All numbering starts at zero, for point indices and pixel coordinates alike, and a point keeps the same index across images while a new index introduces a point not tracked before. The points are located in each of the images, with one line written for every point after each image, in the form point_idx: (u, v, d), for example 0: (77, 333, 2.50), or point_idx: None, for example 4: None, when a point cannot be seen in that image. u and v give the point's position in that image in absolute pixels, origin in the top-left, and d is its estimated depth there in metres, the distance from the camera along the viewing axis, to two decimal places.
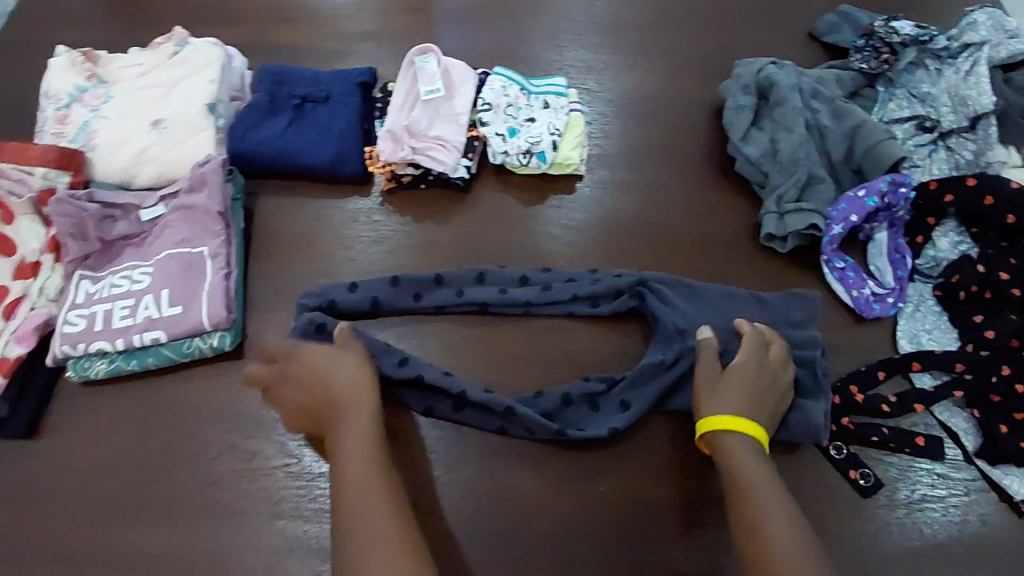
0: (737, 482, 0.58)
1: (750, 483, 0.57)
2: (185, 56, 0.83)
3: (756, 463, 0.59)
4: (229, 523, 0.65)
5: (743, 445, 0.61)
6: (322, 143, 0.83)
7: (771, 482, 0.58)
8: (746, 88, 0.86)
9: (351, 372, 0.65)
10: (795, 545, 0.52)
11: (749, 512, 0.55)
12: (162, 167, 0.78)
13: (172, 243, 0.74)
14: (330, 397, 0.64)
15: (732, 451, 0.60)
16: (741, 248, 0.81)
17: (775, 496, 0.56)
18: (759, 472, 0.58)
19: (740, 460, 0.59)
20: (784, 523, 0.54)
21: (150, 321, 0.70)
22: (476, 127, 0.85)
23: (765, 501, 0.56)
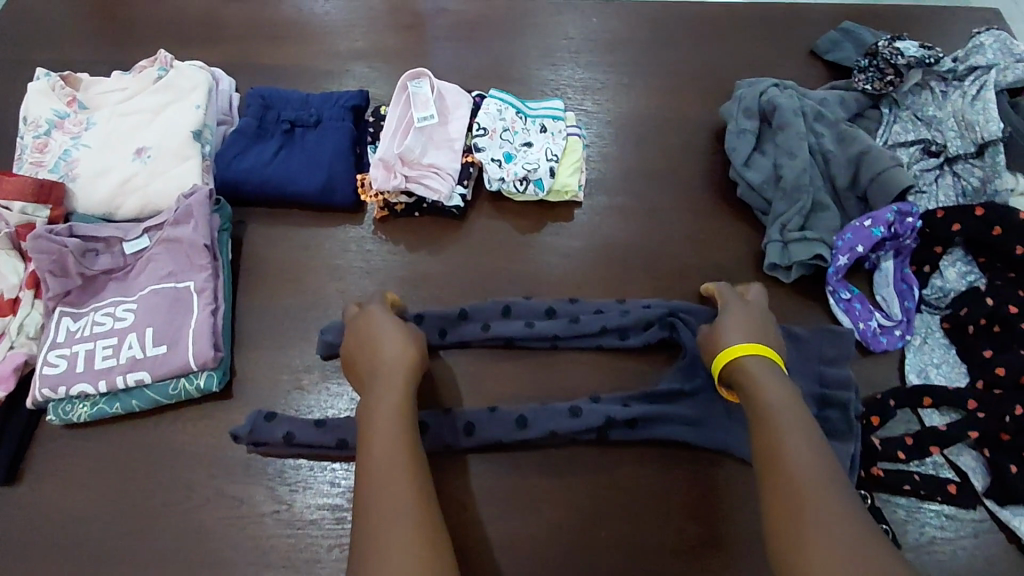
0: (762, 410, 0.57)
1: (773, 408, 0.57)
2: (169, 80, 0.80)
3: (776, 385, 0.59)
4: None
5: (770, 374, 0.60)
6: (313, 170, 0.80)
7: (800, 415, 0.56)
8: (748, 111, 0.83)
9: (403, 345, 0.65)
10: (820, 474, 0.51)
11: (771, 447, 0.54)
12: (146, 198, 0.75)
13: (157, 278, 0.72)
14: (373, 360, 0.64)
15: (747, 373, 0.61)
16: (744, 278, 0.79)
17: (801, 423, 0.56)
18: (786, 402, 0.57)
19: (762, 385, 0.59)
20: (804, 450, 0.53)
21: (134, 361, 0.68)
22: (471, 152, 0.82)
23: (793, 435, 0.54)
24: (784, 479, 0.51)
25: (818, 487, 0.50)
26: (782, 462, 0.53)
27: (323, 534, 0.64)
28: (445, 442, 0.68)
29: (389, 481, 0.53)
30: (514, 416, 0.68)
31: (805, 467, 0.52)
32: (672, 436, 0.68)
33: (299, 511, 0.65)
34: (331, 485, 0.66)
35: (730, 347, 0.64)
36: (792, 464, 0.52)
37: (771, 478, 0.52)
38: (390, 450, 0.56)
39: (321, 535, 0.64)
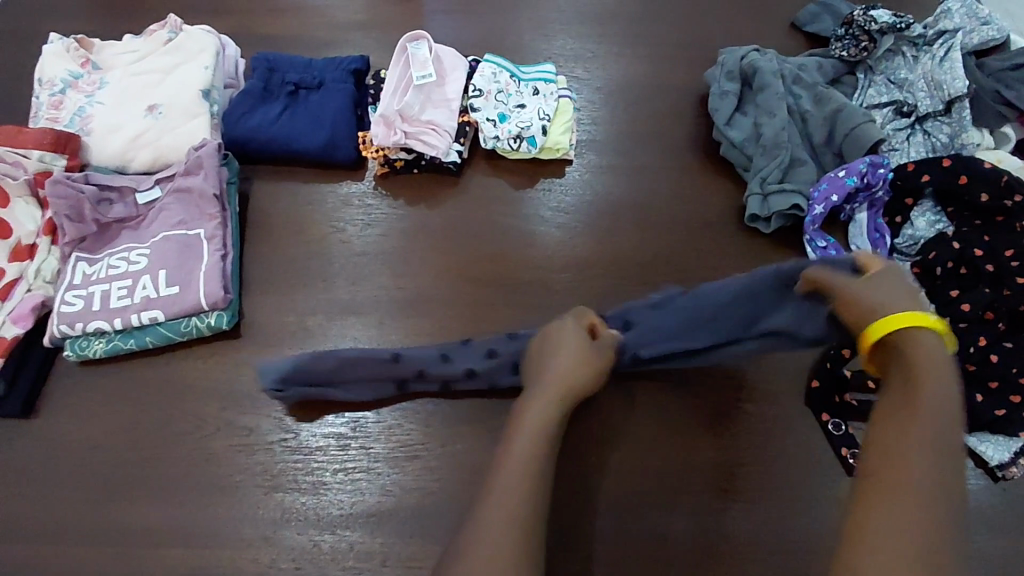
0: (910, 396, 0.48)
1: (920, 404, 0.47)
2: (178, 43, 0.83)
3: (935, 367, 0.49)
4: (227, 498, 0.66)
5: (925, 348, 0.50)
6: (316, 128, 0.84)
7: (945, 428, 0.46)
8: (730, 75, 0.88)
9: (567, 358, 0.62)
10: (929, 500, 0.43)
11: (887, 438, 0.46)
12: (157, 151, 0.79)
13: (169, 225, 0.75)
14: (545, 382, 0.60)
15: (911, 351, 0.50)
16: (728, 229, 0.83)
17: (943, 433, 0.46)
18: (938, 398, 0.47)
19: (919, 364, 0.49)
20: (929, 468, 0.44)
21: (148, 300, 0.71)
22: (467, 112, 0.86)
23: (917, 432, 0.46)
24: (896, 482, 0.44)
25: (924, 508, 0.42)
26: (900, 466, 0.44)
27: (328, 463, 0.68)
28: (489, 382, 0.70)
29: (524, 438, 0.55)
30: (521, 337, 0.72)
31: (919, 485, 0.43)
32: (648, 396, 0.72)
33: (302, 442, 0.69)
34: (336, 415, 0.70)
35: (886, 314, 0.52)
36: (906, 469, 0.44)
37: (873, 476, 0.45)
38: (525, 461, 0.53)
39: (322, 464, 0.67)
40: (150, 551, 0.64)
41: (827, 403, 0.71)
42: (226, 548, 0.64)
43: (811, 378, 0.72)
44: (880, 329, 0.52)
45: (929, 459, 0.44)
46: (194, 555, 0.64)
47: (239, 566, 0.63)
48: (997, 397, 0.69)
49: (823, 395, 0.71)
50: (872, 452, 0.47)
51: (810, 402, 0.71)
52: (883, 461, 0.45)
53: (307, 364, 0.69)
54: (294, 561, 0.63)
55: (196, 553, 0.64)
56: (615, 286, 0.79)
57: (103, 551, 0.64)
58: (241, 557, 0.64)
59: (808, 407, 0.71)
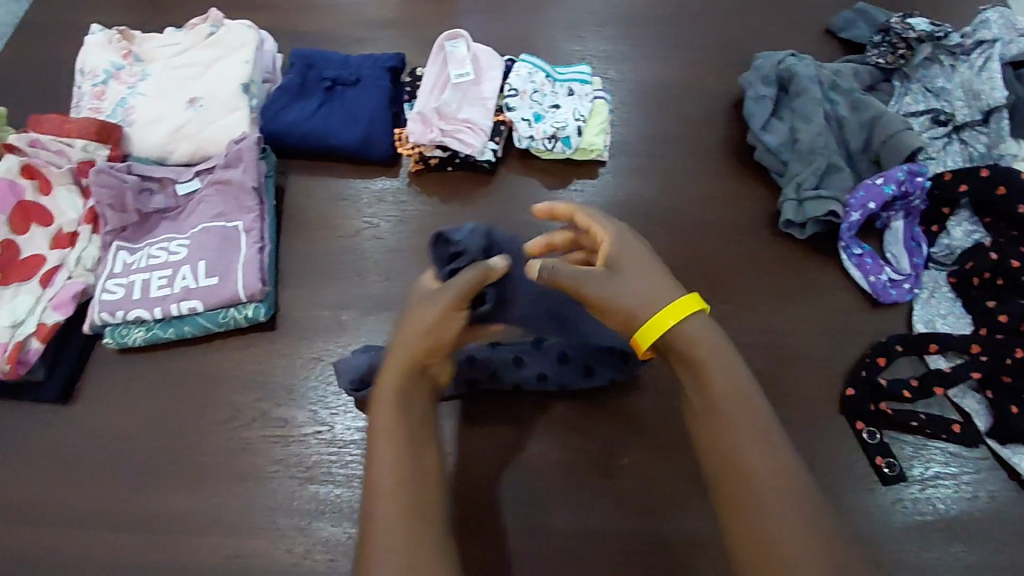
0: (714, 407, 0.53)
1: (723, 404, 0.53)
2: (218, 37, 0.84)
3: (715, 361, 0.55)
4: (263, 489, 0.67)
5: (695, 345, 0.56)
6: (353, 124, 0.85)
7: (743, 407, 0.53)
8: (766, 79, 0.87)
9: (432, 320, 0.60)
10: (774, 482, 0.49)
11: (728, 445, 0.51)
12: (197, 143, 0.79)
13: (207, 217, 0.76)
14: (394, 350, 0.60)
15: (682, 349, 0.56)
16: (761, 234, 0.83)
17: (749, 422, 0.52)
18: (728, 390, 0.54)
19: (704, 366, 0.55)
20: (757, 456, 0.50)
21: (187, 290, 0.72)
22: (503, 111, 0.87)
23: (743, 431, 0.52)
24: (749, 492, 0.49)
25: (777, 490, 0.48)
26: (741, 471, 0.50)
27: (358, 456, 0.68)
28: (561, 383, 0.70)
29: (384, 418, 0.56)
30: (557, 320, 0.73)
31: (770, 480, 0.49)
32: None
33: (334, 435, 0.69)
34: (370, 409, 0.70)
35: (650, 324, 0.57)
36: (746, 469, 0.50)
37: (729, 491, 0.50)
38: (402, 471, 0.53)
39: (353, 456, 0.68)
40: (185, 539, 0.65)
41: (863, 411, 0.71)
42: (260, 538, 0.64)
43: (846, 386, 0.73)
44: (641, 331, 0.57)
45: (763, 448, 0.51)
46: (228, 544, 0.64)
47: (273, 556, 0.64)
48: None
49: (859, 403, 0.72)
50: (721, 479, 0.51)
51: (846, 409, 0.72)
52: (731, 483, 0.50)
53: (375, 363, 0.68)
54: (327, 553, 0.64)
55: (230, 542, 0.64)
56: None
57: (138, 537, 0.65)
58: (275, 547, 0.64)
59: (843, 413, 0.72)
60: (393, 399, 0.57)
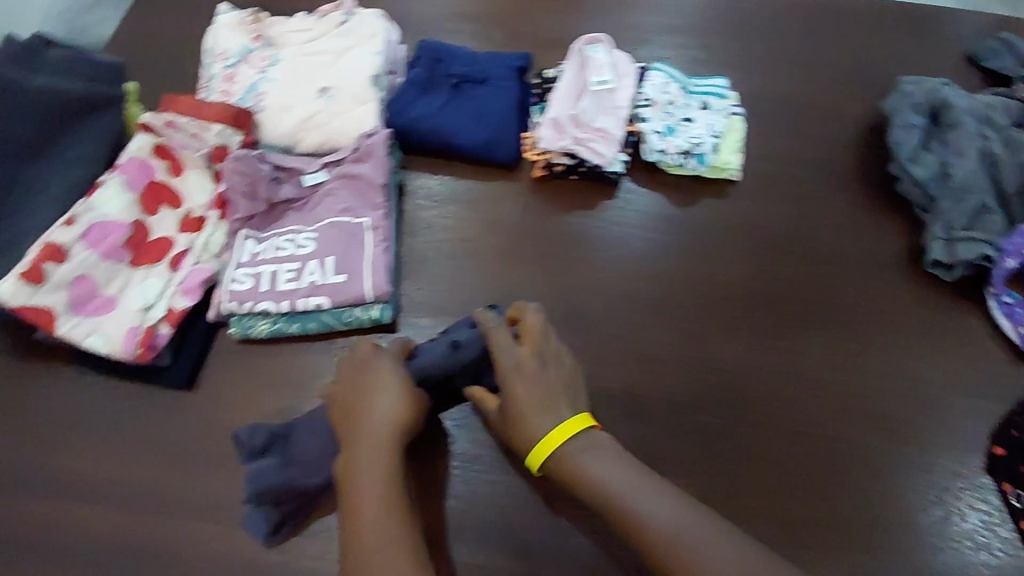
0: (605, 499, 0.55)
1: (614, 489, 0.55)
2: (352, 25, 0.83)
3: (603, 460, 0.57)
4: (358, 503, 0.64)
5: (576, 449, 0.58)
6: (481, 124, 0.82)
7: (627, 477, 0.56)
8: (917, 107, 0.84)
9: (400, 402, 0.60)
10: (689, 536, 0.52)
11: (629, 518, 0.54)
12: (327, 134, 0.78)
13: (335, 211, 0.75)
14: (373, 432, 0.58)
15: (569, 460, 0.58)
16: (898, 273, 0.80)
17: (651, 495, 0.55)
18: (608, 474, 0.56)
19: (577, 467, 0.57)
20: (659, 511, 0.54)
21: (315, 286, 0.71)
22: (635, 122, 0.84)
23: (640, 505, 0.54)
24: (681, 567, 0.51)
25: (691, 535, 0.52)
26: (646, 538, 0.53)
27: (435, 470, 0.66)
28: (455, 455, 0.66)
29: (376, 483, 0.56)
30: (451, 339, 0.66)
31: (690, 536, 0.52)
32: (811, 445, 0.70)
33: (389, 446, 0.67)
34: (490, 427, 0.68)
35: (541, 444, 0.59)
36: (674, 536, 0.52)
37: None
38: (374, 516, 0.54)
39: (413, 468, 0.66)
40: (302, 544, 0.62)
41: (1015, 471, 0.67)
42: None
43: (994, 444, 0.69)
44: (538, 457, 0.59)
45: (656, 502, 0.54)
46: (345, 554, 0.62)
47: None
48: None
49: (1010, 464, 0.68)
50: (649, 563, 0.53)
51: (993, 468, 0.68)
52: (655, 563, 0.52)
53: (258, 476, 0.62)
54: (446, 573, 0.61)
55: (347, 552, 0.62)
56: (775, 320, 0.77)
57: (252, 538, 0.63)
58: None
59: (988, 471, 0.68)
60: (376, 468, 0.57)
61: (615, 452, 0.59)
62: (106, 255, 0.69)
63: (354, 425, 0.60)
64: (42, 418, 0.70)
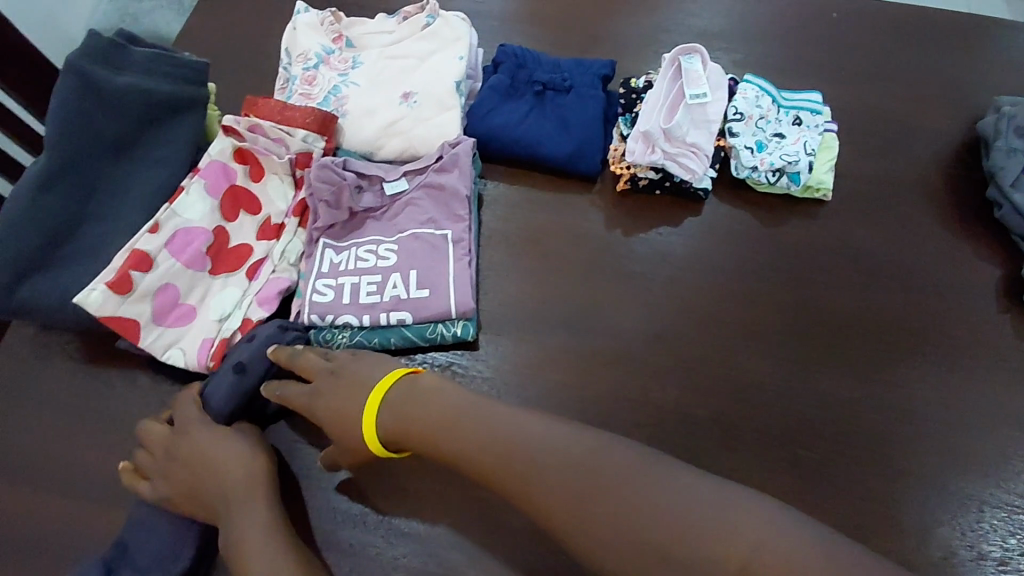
0: (427, 430, 0.57)
1: (435, 416, 0.57)
2: (435, 28, 0.80)
3: (416, 404, 0.59)
4: (415, 531, 0.61)
5: (393, 399, 0.60)
6: (564, 135, 0.79)
7: (451, 403, 0.58)
8: (1021, 131, 0.79)
9: (227, 449, 0.59)
10: (495, 436, 0.54)
11: (454, 437, 0.56)
12: (409, 140, 0.75)
13: (417, 222, 0.72)
14: (218, 491, 0.58)
15: (394, 416, 0.59)
16: (997, 304, 0.76)
17: (447, 406, 0.58)
18: (423, 404, 0.58)
19: (404, 415, 0.59)
20: (479, 426, 0.55)
21: (398, 300, 0.68)
22: (724, 136, 0.80)
23: (436, 425, 0.57)
24: (522, 475, 0.51)
25: (515, 441, 0.53)
26: (485, 467, 0.53)
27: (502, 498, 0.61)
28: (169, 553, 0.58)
29: (252, 527, 0.55)
30: (232, 365, 0.64)
31: (561, 445, 0.52)
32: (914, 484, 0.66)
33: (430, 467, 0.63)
34: None
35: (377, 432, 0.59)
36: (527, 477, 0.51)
37: (512, 484, 0.52)
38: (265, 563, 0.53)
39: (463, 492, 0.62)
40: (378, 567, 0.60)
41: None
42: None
43: None
44: (365, 436, 0.59)
45: (450, 419, 0.57)
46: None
47: None
48: None
49: None
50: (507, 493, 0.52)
51: None
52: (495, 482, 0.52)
53: None
54: None
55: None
56: (867, 347, 0.73)
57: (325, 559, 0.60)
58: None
59: None
60: (240, 514, 0.56)
61: (416, 381, 0.61)
62: (188, 263, 0.67)
63: (197, 480, 0.59)
64: (105, 420, 0.67)
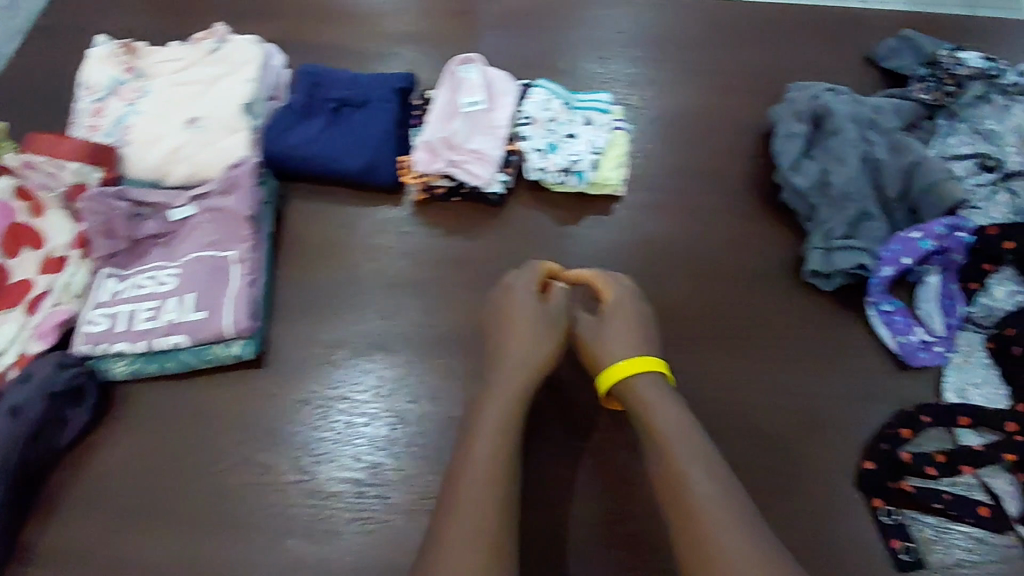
0: (652, 433, 0.57)
1: (662, 423, 0.58)
2: (224, 52, 0.81)
3: (666, 402, 0.60)
4: (195, 544, 0.65)
5: (647, 388, 0.61)
6: (358, 149, 0.80)
7: (677, 424, 0.57)
8: (799, 115, 0.81)
9: (535, 329, 0.66)
10: (684, 435, 0.56)
11: (668, 449, 0.56)
12: (194, 165, 0.76)
13: (199, 245, 0.73)
14: (512, 362, 0.64)
15: (638, 390, 0.61)
16: (782, 285, 0.78)
17: (672, 416, 0.58)
18: (656, 404, 0.59)
19: (648, 402, 0.60)
20: (670, 414, 0.58)
21: (172, 324, 0.69)
22: (515, 140, 0.82)
23: (668, 428, 0.57)
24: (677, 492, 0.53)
25: (689, 455, 0.55)
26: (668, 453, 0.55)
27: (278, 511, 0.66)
28: None
29: (484, 417, 0.60)
30: (6, 409, 0.64)
31: (713, 500, 0.51)
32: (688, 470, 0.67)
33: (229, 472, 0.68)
34: (355, 459, 0.68)
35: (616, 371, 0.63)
36: (689, 487, 0.52)
37: (677, 509, 0.52)
38: (496, 462, 0.56)
39: (438, 443, 0.68)
40: None
41: (881, 487, 0.67)
42: None
43: (865, 459, 0.68)
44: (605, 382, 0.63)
45: (679, 408, 0.59)
46: None
47: None
48: None
49: (879, 479, 0.67)
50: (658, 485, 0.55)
51: (864, 484, 0.67)
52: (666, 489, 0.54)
53: None
54: None
55: None
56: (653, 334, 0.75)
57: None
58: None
59: (858, 487, 0.67)
60: (496, 405, 0.61)
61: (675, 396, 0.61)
62: None
63: (499, 358, 0.66)
64: None
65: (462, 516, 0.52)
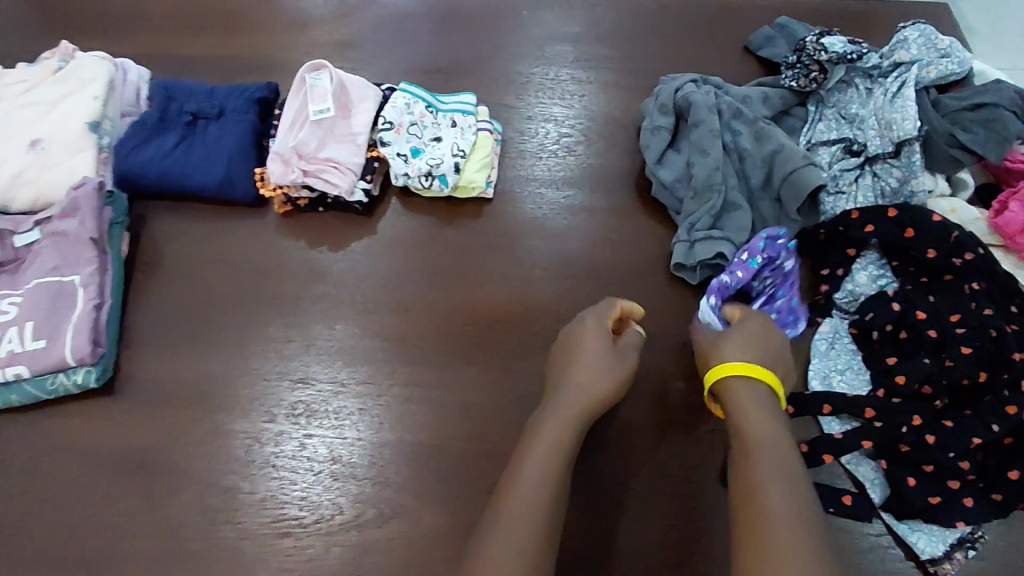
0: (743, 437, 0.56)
1: (752, 422, 0.57)
2: (70, 71, 0.79)
3: (757, 408, 0.58)
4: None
5: (752, 392, 0.59)
6: (212, 163, 0.78)
7: (772, 426, 0.56)
8: (663, 108, 0.80)
9: (601, 353, 0.64)
10: (772, 444, 0.55)
11: (745, 447, 0.55)
12: (37, 189, 0.74)
13: (43, 271, 0.71)
14: (572, 383, 0.62)
15: (735, 394, 0.60)
16: (653, 279, 0.76)
17: (766, 419, 0.57)
18: (751, 412, 0.58)
19: (741, 406, 0.58)
20: (764, 420, 0.57)
21: (13, 354, 0.68)
22: (376, 146, 0.80)
23: (781, 436, 0.56)
24: (758, 503, 0.50)
25: (783, 463, 0.53)
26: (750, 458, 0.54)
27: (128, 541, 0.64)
28: None
29: (552, 431, 0.58)
30: None
31: (803, 503, 0.50)
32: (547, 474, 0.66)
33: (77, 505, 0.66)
34: (211, 484, 0.66)
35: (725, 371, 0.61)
36: (767, 491, 0.50)
37: (745, 516, 0.50)
38: (531, 478, 0.55)
39: (293, 463, 0.67)
40: None
41: None
42: None
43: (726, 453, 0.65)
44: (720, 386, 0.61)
45: (764, 413, 0.57)
46: None
47: None
48: (933, 483, 0.63)
49: None
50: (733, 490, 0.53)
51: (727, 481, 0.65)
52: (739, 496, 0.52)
53: None
54: None
55: None
56: (520, 337, 0.73)
57: None
58: None
59: (721, 483, 0.65)
60: (563, 416, 0.60)
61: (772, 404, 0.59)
62: None
63: (561, 378, 0.64)
64: None
65: (502, 527, 0.51)
